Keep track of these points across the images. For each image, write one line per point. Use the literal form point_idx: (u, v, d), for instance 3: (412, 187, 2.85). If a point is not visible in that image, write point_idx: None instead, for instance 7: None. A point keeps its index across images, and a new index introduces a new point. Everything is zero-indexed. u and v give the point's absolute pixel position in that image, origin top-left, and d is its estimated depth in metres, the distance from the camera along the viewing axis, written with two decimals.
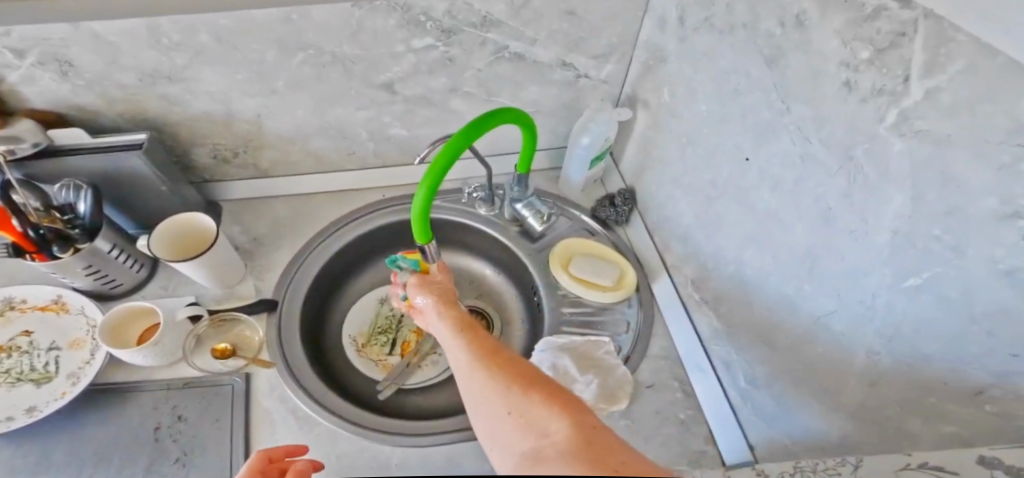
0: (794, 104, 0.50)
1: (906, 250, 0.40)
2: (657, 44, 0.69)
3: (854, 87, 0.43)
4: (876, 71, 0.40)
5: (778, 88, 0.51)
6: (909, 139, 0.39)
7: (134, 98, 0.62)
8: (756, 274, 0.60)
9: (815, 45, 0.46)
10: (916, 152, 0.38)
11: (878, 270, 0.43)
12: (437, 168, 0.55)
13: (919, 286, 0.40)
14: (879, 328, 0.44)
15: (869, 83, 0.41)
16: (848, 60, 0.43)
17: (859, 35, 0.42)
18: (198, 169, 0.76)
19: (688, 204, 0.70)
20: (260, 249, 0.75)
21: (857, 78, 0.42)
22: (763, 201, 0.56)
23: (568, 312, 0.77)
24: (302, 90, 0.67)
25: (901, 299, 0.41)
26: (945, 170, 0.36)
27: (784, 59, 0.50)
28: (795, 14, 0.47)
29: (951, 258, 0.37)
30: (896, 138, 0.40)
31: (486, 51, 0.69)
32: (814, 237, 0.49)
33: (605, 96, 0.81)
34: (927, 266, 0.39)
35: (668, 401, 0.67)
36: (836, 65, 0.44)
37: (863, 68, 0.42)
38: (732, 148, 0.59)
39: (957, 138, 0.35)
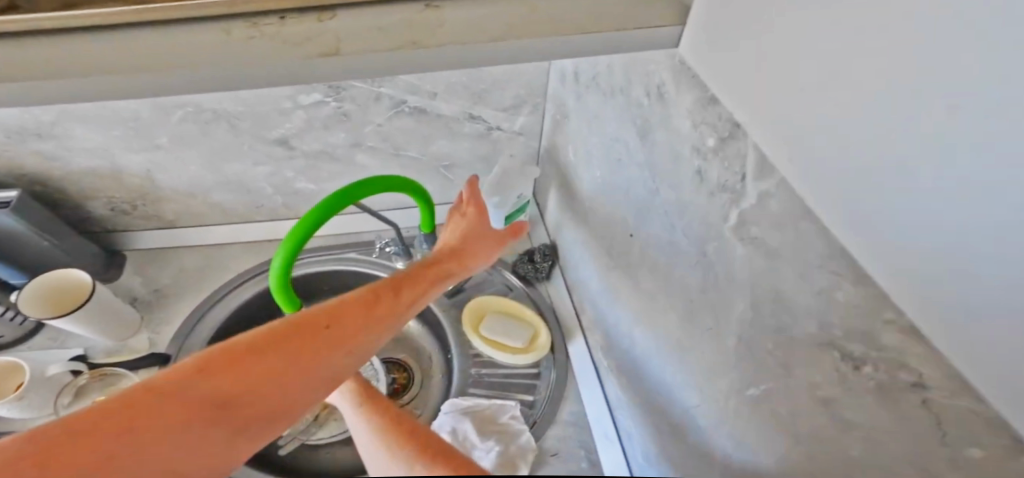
0: (662, 186, 0.47)
1: (748, 358, 0.38)
2: (560, 97, 0.67)
3: (703, 178, 0.41)
4: (720, 164, 0.39)
5: (649, 166, 0.49)
6: (746, 244, 0.37)
7: (7, 153, 0.62)
8: (647, 351, 0.56)
9: (675, 123, 0.44)
10: (753, 261, 0.36)
11: (727, 372, 0.40)
12: (301, 229, 0.54)
13: (760, 399, 0.37)
14: (724, 434, 0.41)
15: (715, 175, 0.39)
16: (699, 146, 0.41)
17: (707, 121, 0.40)
18: (98, 220, 0.74)
19: (592, 266, 0.67)
20: (160, 300, 0.73)
21: (705, 168, 0.40)
22: (645, 281, 0.53)
23: (480, 371, 0.75)
24: (188, 146, 0.66)
25: (744, 408, 0.38)
26: (773, 285, 0.35)
27: (652, 133, 0.47)
28: (658, 84, 0.47)
29: (783, 374, 0.35)
30: (740, 242, 0.37)
31: (382, 106, 0.68)
32: (683, 328, 0.47)
33: (523, 148, 0.78)
34: (764, 379, 0.36)
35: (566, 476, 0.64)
36: (690, 152, 0.42)
37: (710, 157, 0.40)
38: (620, 221, 0.57)
39: (784, 251, 0.34)
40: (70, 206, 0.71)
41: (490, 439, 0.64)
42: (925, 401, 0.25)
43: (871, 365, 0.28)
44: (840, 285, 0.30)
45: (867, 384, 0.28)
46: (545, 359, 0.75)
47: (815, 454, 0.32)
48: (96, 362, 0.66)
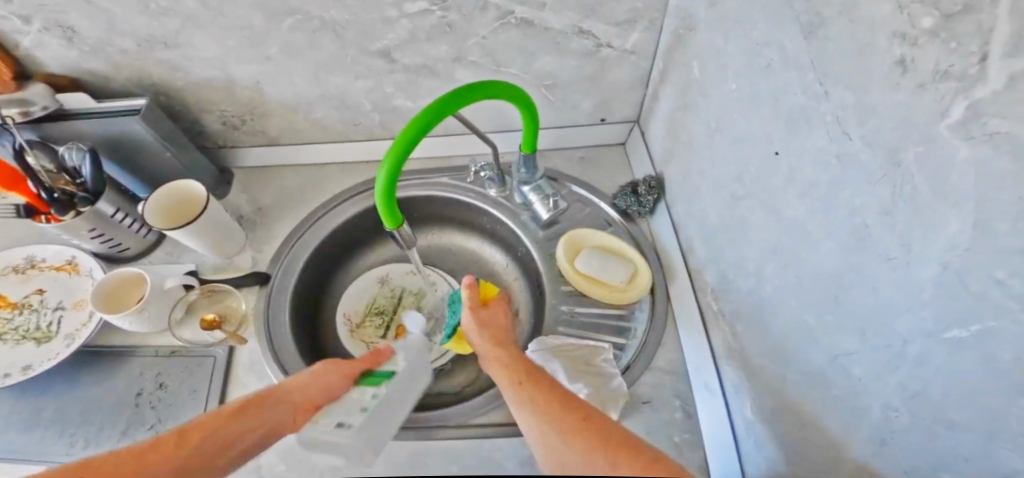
0: (833, 89, 0.38)
1: (953, 295, 0.31)
2: (687, 9, 0.57)
3: (910, 68, 0.31)
4: (943, 46, 0.29)
5: (815, 64, 0.39)
6: (978, 144, 0.27)
7: (137, 63, 0.65)
8: (779, 293, 0.51)
9: (866, 9, 0.34)
10: (985, 164, 0.27)
11: (915, 311, 0.34)
12: (402, 142, 0.52)
13: (964, 344, 0.31)
14: (903, 381, 0.37)
15: (931, 63, 0.30)
16: (903, 31, 0.31)
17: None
18: (211, 135, 0.78)
19: (712, 200, 0.60)
20: (263, 219, 0.78)
21: (915, 54, 0.30)
22: (791, 207, 0.46)
23: (572, 309, 0.73)
24: (295, 57, 0.66)
25: (936, 350, 0.33)
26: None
27: (823, 29, 0.38)
28: None
29: (1014, 309, 0.27)
30: (963, 142, 0.28)
31: (489, 17, 0.63)
32: (843, 261, 0.40)
33: (635, 70, 0.69)
34: (976, 317, 0.30)
35: (662, 423, 0.64)
36: (888, 38, 0.32)
37: (925, 42, 0.30)
38: (762, 141, 0.48)
39: None
40: (188, 120, 0.75)
41: (578, 382, 0.64)
42: None
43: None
44: None
45: None
46: (642, 300, 0.72)
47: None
48: (207, 277, 0.73)
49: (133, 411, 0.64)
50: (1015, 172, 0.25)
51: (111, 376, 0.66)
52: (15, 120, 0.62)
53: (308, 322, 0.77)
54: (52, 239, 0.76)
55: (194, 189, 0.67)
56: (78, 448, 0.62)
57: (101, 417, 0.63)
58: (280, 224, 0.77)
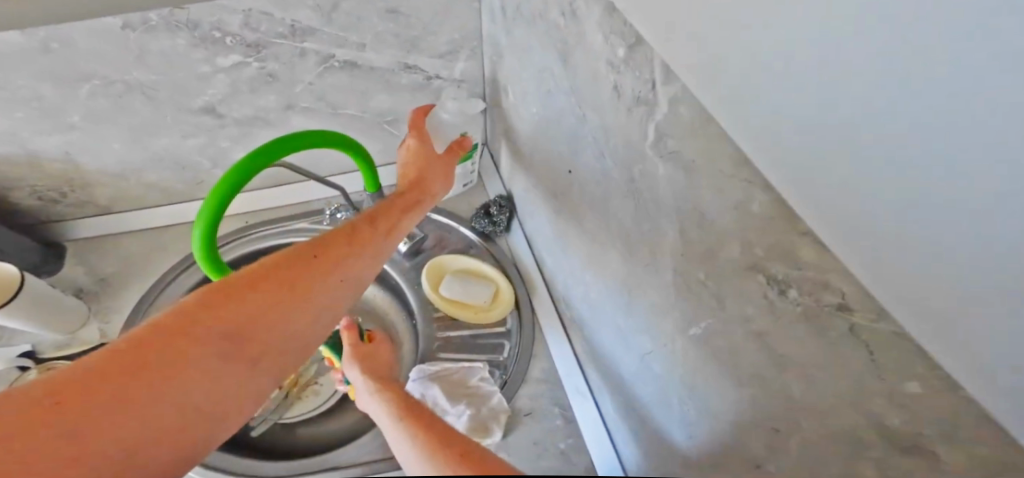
0: (587, 112, 0.41)
1: (685, 292, 0.35)
2: (495, 38, 0.60)
3: (620, 93, 0.35)
4: (634, 75, 0.33)
5: (573, 90, 0.43)
6: (668, 161, 0.33)
7: None
8: (600, 299, 0.55)
9: (588, 41, 0.37)
10: (676, 179, 0.32)
11: (671, 311, 0.39)
12: (212, 204, 0.52)
13: (701, 338, 0.35)
14: (682, 378, 0.40)
15: (632, 90, 0.34)
16: (611, 61, 0.34)
17: (615, 28, 0.34)
18: (25, 210, 0.71)
19: (545, 216, 0.63)
20: (105, 291, 0.72)
21: (620, 81, 0.35)
22: (590, 219, 0.49)
23: (445, 334, 0.73)
24: (104, 122, 0.62)
25: (690, 346, 0.37)
26: (697, 203, 0.30)
27: (574, 57, 0.40)
28: (570, 2, 0.38)
29: (717, 306, 0.32)
30: (661, 159, 0.33)
31: (310, 62, 0.64)
32: (626, 268, 0.44)
33: (468, 97, 0.72)
34: (703, 315, 0.34)
35: (546, 432, 0.64)
36: (604, 69, 0.36)
37: (623, 69, 0.34)
38: (561, 159, 0.51)
39: (700, 165, 0.29)
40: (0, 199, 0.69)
41: (460, 403, 0.64)
42: (853, 327, 0.22)
43: (795, 288, 0.25)
44: (752, 194, 0.26)
45: (795, 310, 0.25)
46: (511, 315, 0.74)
47: (761, 392, 0.30)
48: (44, 357, 0.66)
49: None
50: (719, 181, 0.28)
51: None
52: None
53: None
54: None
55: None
56: None
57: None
58: (127, 293, 0.72)
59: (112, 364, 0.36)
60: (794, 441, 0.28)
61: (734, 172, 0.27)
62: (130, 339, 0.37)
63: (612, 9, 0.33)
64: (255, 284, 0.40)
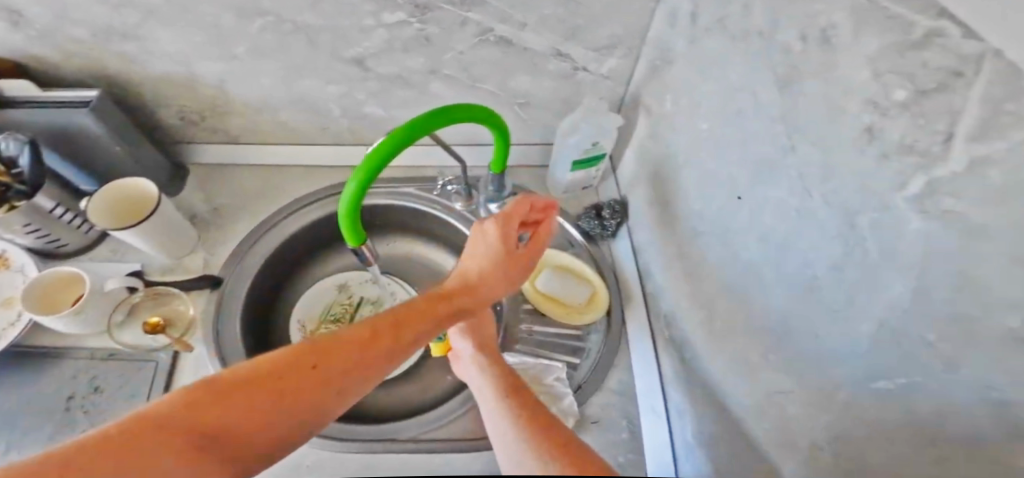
0: (800, 142, 0.37)
1: (889, 350, 0.33)
2: (666, 42, 0.54)
3: (877, 137, 0.31)
4: (911, 120, 0.28)
5: (786, 117, 0.38)
6: (931, 219, 0.28)
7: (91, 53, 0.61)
8: (726, 329, 0.53)
9: (842, 71, 0.32)
10: (940, 238, 0.28)
11: (851, 362, 0.37)
12: (375, 158, 0.51)
13: (890, 394, 0.34)
14: (829, 423, 0.39)
15: (898, 134, 0.29)
16: (875, 100, 0.30)
17: (899, 66, 0.29)
18: (167, 130, 0.74)
19: (675, 233, 0.61)
20: (217, 219, 0.74)
21: (885, 125, 0.30)
22: (749, 250, 0.47)
23: (530, 328, 0.74)
24: (265, 58, 0.65)
25: (873, 402, 0.35)
26: (965, 266, 0.27)
27: (799, 84, 0.36)
28: (822, 27, 0.33)
29: (939, 370, 0.29)
30: (917, 215, 0.29)
31: (468, 33, 0.63)
32: (789, 306, 0.43)
33: (606, 94, 0.68)
34: (905, 372, 0.32)
35: (608, 444, 0.62)
36: (860, 105, 0.31)
37: (895, 113, 0.29)
38: (727, 181, 0.48)
39: (999, 228, 0.25)
40: (140, 115, 0.70)
41: None
42: None
43: None
44: None
45: None
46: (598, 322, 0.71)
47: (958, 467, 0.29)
48: (151, 280, 0.68)
49: (64, 414, 0.60)
50: (989, 249, 0.25)
51: (43, 373, 0.63)
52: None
53: (256, 329, 0.73)
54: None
55: (101, 194, 0.61)
56: None
57: (29, 421, 0.60)
58: (238, 224, 0.74)
59: (257, 376, 0.42)
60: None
61: (1010, 245, 0.24)
62: (274, 359, 0.43)
63: (903, 46, 0.28)
64: (380, 331, 0.46)
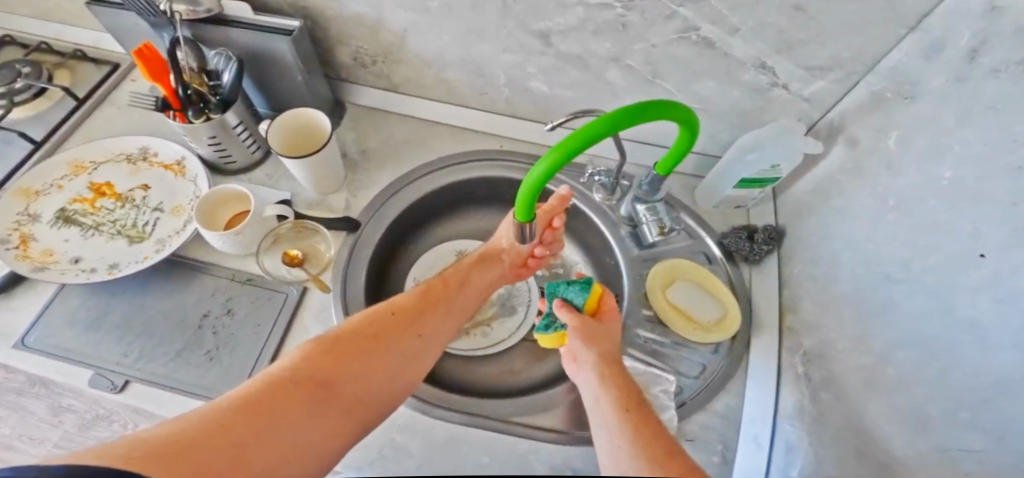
0: None
1: None
2: (912, 75, 0.49)
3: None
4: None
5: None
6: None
7: None
8: (899, 382, 0.50)
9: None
10: None
11: None
12: (573, 144, 0.49)
13: None
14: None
15: None
16: None
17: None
18: (338, 67, 0.76)
19: (851, 274, 0.57)
20: (364, 163, 0.76)
21: None
22: (974, 309, 0.43)
23: (645, 335, 0.70)
24: (452, 14, 0.65)
25: None
26: None
27: None
28: None
29: None
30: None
31: (670, 27, 0.59)
32: (1015, 369, 0.40)
33: (799, 116, 0.63)
34: None
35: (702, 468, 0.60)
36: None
37: None
38: (963, 236, 0.44)
39: None
40: (320, 48, 0.73)
41: None
42: None
43: None
44: None
45: None
46: (719, 343, 0.68)
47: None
48: (299, 211, 0.70)
49: (195, 331, 0.62)
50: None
51: (179, 289, 0.64)
52: (181, 18, 0.58)
53: (375, 279, 0.75)
54: (171, 136, 0.72)
55: (283, 119, 0.62)
56: (130, 360, 0.59)
57: (163, 332, 0.61)
58: (383, 171, 0.76)
59: (343, 342, 0.47)
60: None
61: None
62: (354, 326, 0.49)
63: None
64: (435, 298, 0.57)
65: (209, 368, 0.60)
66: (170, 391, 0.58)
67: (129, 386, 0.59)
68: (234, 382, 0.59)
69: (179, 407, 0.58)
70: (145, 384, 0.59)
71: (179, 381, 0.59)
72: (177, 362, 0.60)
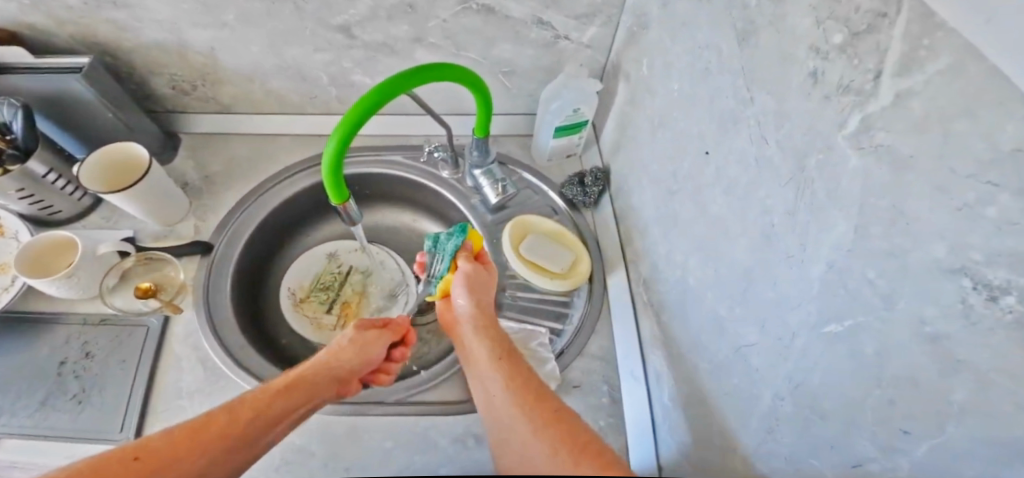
0: (758, 95, 0.39)
1: (835, 292, 0.35)
2: (641, 7, 0.58)
3: (820, 80, 0.32)
4: (847, 61, 0.30)
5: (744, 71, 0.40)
6: (866, 155, 0.30)
7: (83, 21, 0.62)
8: (698, 287, 0.55)
9: (788, 21, 0.35)
10: (871, 175, 0.30)
11: (805, 307, 0.38)
12: (351, 118, 0.52)
13: (839, 336, 0.35)
14: (789, 371, 0.41)
15: (838, 76, 0.31)
16: (818, 47, 0.32)
17: (836, 13, 0.30)
18: (161, 99, 0.77)
19: (651, 194, 0.63)
20: (209, 187, 0.77)
21: (825, 68, 0.31)
22: (716, 203, 0.49)
23: (515, 294, 0.74)
24: (252, 26, 0.66)
25: (819, 342, 0.37)
26: (896, 201, 0.28)
27: (758, 39, 0.37)
28: None
29: (880, 307, 0.31)
30: (855, 151, 0.30)
31: (450, 0, 0.63)
32: (754, 258, 0.44)
33: (588, 62, 0.71)
34: (851, 315, 0.34)
35: (587, 407, 0.65)
36: (804, 53, 0.33)
37: (834, 57, 0.31)
38: (696, 140, 0.50)
39: (919, 161, 0.27)
40: (135, 82, 0.73)
41: None
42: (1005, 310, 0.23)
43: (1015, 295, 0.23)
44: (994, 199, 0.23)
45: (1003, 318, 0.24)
46: (581, 288, 0.73)
47: (900, 396, 0.30)
48: (144, 245, 0.70)
49: (56, 380, 0.62)
50: (892, 185, 0.28)
51: (32, 343, 0.64)
52: None
53: (248, 297, 0.76)
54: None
55: (91, 161, 0.63)
56: None
57: (20, 388, 0.61)
58: (229, 191, 0.77)
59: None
60: (925, 445, 0.29)
61: (930, 177, 0.26)
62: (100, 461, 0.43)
63: None
64: (207, 429, 0.48)
65: (78, 411, 0.60)
66: (42, 439, 0.59)
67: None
68: (108, 418, 0.60)
69: (53, 453, 0.58)
70: (14, 438, 0.59)
71: (49, 428, 0.59)
72: (43, 412, 0.60)
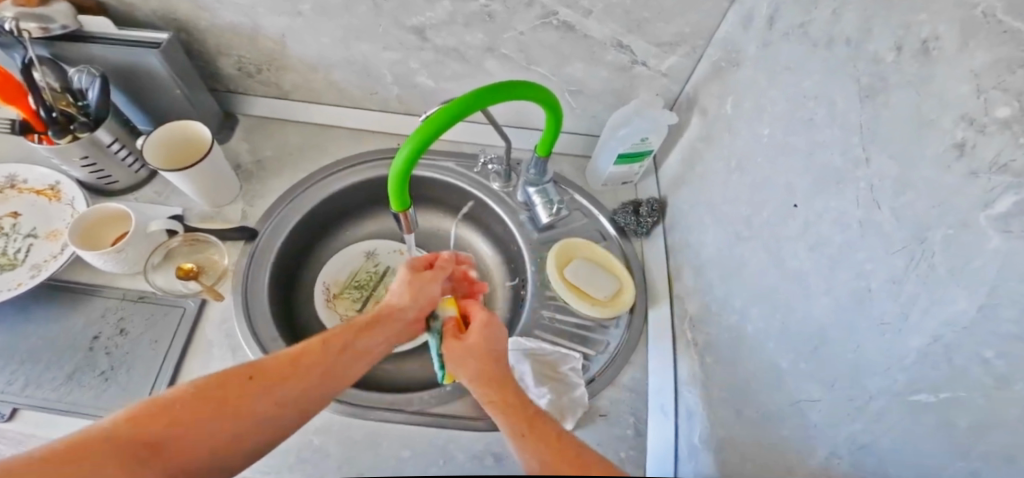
0: (875, 155, 0.37)
1: (931, 367, 0.32)
2: (736, 43, 0.56)
3: (967, 153, 0.30)
4: (1009, 137, 0.28)
5: (863, 127, 0.38)
6: (1013, 239, 0.28)
7: None
8: (755, 335, 0.53)
9: (930, 86, 0.33)
10: (1016, 259, 0.27)
11: (889, 371, 0.36)
12: (430, 126, 0.50)
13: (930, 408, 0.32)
14: (854, 431, 0.38)
15: (991, 153, 0.29)
16: (973, 115, 0.30)
17: (1005, 83, 0.28)
18: (224, 78, 0.76)
19: (715, 233, 0.61)
20: (260, 172, 0.76)
21: (978, 141, 0.30)
22: (796, 256, 0.46)
23: (552, 315, 0.71)
24: (327, 17, 0.65)
25: (903, 411, 0.34)
26: None
27: (885, 95, 0.36)
28: (920, 39, 0.33)
29: (993, 388, 0.29)
30: (997, 233, 0.28)
31: (532, 14, 0.62)
32: (835, 318, 0.41)
33: (661, 91, 0.70)
34: (950, 388, 0.31)
35: (611, 437, 0.62)
36: (953, 119, 0.31)
37: (992, 130, 0.29)
38: (783, 189, 0.48)
39: None
40: (202, 60, 0.73)
41: (544, 386, 0.63)
42: None
43: None
44: None
45: None
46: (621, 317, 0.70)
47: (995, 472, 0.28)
48: (191, 225, 0.69)
49: (87, 354, 0.61)
50: None
51: (68, 313, 0.63)
52: (29, 35, 0.58)
53: (284, 286, 0.75)
54: (36, 160, 0.70)
55: (150, 141, 0.62)
56: (17, 387, 0.58)
57: (51, 358, 0.60)
58: (279, 178, 0.76)
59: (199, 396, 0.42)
60: None
61: None
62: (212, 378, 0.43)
63: (1005, 66, 0.28)
64: (304, 360, 0.46)
65: (104, 389, 0.59)
66: (63, 415, 0.57)
67: (19, 414, 0.58)
68: (131, 401, 0.58)
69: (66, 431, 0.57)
70: (35, 411, 0.58)
71: (70, 404, 0.58)
72: (70, 386, 0.59)
